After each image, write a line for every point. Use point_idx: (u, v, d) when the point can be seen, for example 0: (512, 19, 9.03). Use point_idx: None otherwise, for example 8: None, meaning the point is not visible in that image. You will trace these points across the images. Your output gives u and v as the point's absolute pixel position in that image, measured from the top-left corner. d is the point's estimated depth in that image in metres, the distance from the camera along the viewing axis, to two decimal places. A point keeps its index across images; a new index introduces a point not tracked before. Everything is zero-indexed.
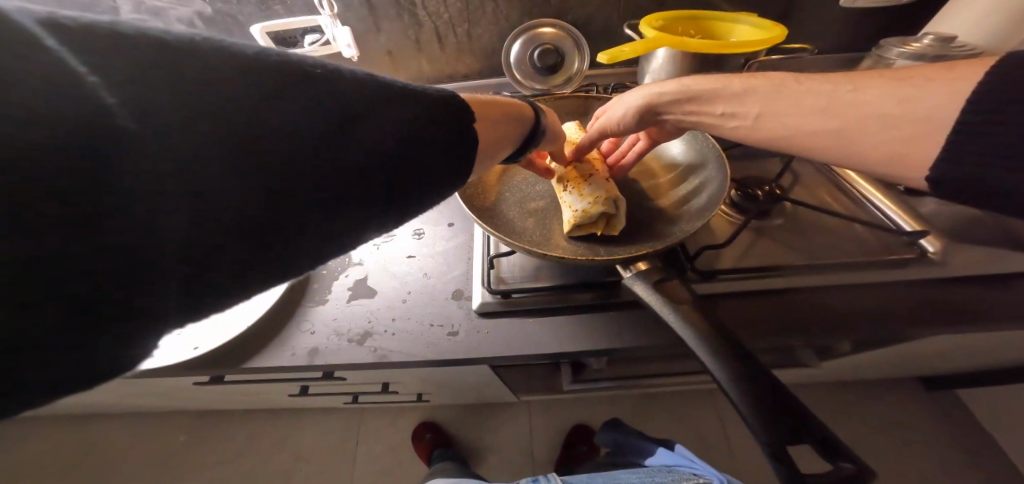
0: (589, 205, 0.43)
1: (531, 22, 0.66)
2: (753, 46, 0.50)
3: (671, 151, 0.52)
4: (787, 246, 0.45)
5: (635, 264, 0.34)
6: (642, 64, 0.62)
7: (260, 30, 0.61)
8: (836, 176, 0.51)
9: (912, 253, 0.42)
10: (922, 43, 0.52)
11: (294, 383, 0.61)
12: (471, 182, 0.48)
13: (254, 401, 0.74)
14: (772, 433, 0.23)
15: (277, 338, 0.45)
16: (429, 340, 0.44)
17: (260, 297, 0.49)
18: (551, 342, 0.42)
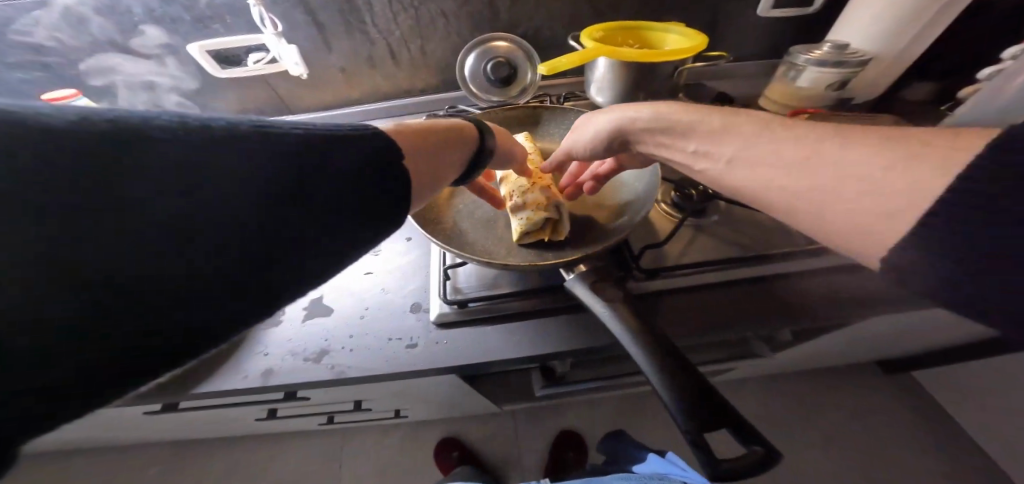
0: (532, 212, 0.44)
1: (482, 36, 0.68)
2: (681, 54, 0.55)
3: None
4: (724, 242, 0.47)
5: (576, 267, 0.36)
6: (587, 74, 0.65)
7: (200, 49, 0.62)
8: None
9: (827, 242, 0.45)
10: (822, 50, 0.60)
11: (257, 406, 0.59)
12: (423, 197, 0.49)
13: (221, 428, 0.72)
14: (693, 418, 0.25)
15: (230, 362, 0.44)
16: (388, 354, 0.44)
17: None
18: (507, 348, 0.43)
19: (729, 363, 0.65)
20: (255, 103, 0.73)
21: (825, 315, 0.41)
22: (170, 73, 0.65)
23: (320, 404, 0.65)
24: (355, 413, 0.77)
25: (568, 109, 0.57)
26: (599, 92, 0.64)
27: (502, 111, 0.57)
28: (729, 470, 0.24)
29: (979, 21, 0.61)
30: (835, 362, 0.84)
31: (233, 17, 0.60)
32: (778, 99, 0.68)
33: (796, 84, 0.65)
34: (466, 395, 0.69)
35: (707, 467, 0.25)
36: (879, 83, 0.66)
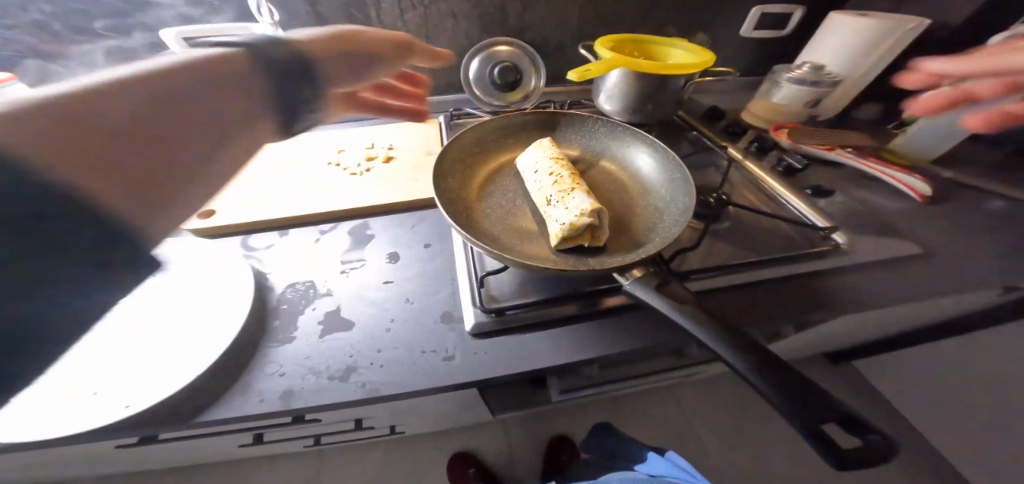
0: (577, 217, 0.42)
1: (488, 39, 0.68)
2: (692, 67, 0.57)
3: (638, 165, 0.52)
4: (740, 246, 0.50)
5: (629, 271, 0.36)
6: (597, 83, 0.67)
7: (174, 35, 0.53)
8: (759, 182, 0.59)
9: (826, 245, 0.48)
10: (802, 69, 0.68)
11: (245, 434, 0.52)
12: (453, 199, 0.45)
13: (192, 457, 0.62)
14: (806, 414, 0.26)
15: (234, 386, 0.36)
16: (426, 367, 0.40)
17: (197, 329, 0.38)
18: (549, 355, 0.42)
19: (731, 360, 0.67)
20: None
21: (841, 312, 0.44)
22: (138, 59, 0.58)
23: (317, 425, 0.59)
24: (345, 434, 0.70)
25: (588, 115, 0.56)
26: (608, 100, 0.66)
27: (522, 115, 0.56)
28: (853, 461, 0.25)
29: (918, 53, 0.71)
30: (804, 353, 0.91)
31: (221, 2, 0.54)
32: (758, 113, 0.74)
33: (774, 100, 0.72)
34: (475, 406, 0.66)
35: (831, 460, 0.25)
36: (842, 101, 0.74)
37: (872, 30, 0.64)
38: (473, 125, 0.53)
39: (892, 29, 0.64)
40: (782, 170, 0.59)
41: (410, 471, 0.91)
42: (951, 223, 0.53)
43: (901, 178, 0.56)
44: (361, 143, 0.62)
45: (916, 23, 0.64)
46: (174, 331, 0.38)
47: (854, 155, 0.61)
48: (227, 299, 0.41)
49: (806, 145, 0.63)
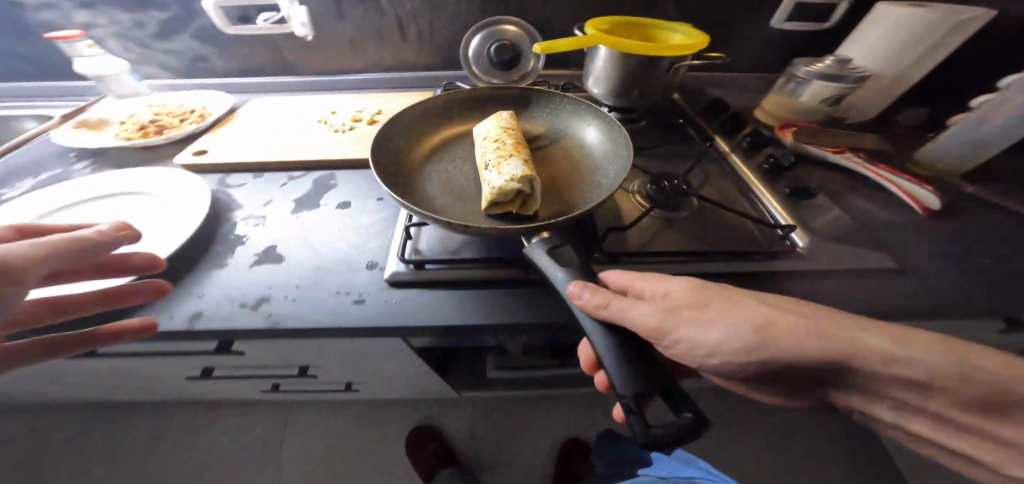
0: (505, 182, 0.43)
1: (489, 19, 0.70)
2: (682, 51, 0.56)
3: (590, 144, 0.52)
4: (690, 236, 0.47)
5: (540, 233, 0.37)
6: (587, 66, 0.66)
7: (213, 5, 0.63)
8: (739, 175, 0.54)
9: (784, 246, 0.44)
10: (825, 63, 0.61)
11: (196, 361, 0.57)
12: (392, 162, 0.48)
13: (151, 388, 0.68)
14: (625, 378, 0.27)
15: (167, 298, 0.43)
16: (334, 306, 0.43)
17: (157, 247, 0.46)
18: (453, 314, 0.43)
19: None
20: (262, 63, 0.76)
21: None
22: (188, 21, 0.68)
23: (262, 366, 0.62)
24: (302, 384, 0.72)
25: (555, 93, 0.56)
26: (595, 84, 0.65)
27: (489, 88, 0.57)
28: (657, 437, 0.25)
29: (973, 52, 0.62)
30: None
31: None
32: (775, 111, 0.68)
33: (789, 96, 0.65)
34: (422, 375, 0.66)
35: (640, 435, 0.26)
36: (873, 103, 0.66)
37: (914, 20, 0.56)
38: (441, 96, 0.56)
39: (942, 19, 0.56)
40: (767, 168, 0.55)
41: (373, 429, 0.95)
42: (961, 238, 0.45)
43: (907, 186, 0.50)
44: (351, 108, 0.69)
45: (972, 14, 0.55)
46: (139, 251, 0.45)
47: (862, 161, 0.54)
48: (184, 228, 0.48)
49: (808, 145, 0.57)
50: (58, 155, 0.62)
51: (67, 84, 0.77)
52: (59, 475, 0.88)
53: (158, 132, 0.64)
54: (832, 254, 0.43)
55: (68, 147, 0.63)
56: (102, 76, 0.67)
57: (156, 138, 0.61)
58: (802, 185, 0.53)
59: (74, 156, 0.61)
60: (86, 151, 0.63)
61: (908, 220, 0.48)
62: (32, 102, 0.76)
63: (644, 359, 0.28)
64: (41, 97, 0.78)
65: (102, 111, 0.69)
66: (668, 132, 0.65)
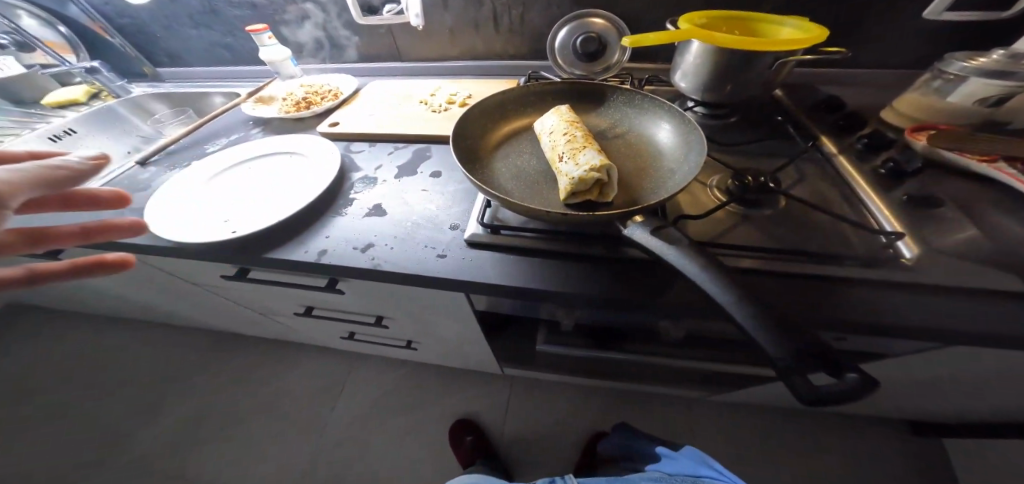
0: (586, 171, 0.40)
1: (578, 12, 0.71)
2: (795, 45, 0.51)
3: (659, 137, 0.49)
4: (771, 233, 0.43)
5: (632, 220, 0.35)
6: (676, 60, 0.64)
7: None
8: (846, 177, 0.48)
9: (886, 255, 0.39)
10: (989, 57, 0.50)
11: (300, 294, 0.68)
12: (462, 152, 0.47)
13: (263, 316, 0.82)
14: (780, 347, 0.24)
15: (296, 236, 0.52)
16: (420, 258, 0.49)
17: (292, 195, 0.57)
18: (517, 277, 0.46)
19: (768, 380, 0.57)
20: (379, 51, 0.87)
21: (869, 324, 0.35)
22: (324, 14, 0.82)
23: (347, 308, 0.70)
24: (374, 333, 0.82)
25: (618, 87, 0.53)
26: (683, 79, 0.63)
27: (542, 86, 0.55)
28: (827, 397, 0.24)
29: None
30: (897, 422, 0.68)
31: None
32: (907, 112, 0.58)
33: (931, 96, 0.55)
34: (475, 340, 0.70)
35: (805, 395, 0.24)
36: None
37: None
38: (498, 92, 0.54)
39: None
40: (884, 172, 0.48)
41: (428, 389, 1.03)
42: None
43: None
44: (447, 92, 0.76)
45: None
46: (280, 197, 0.57)
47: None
48: (314, 182, 0.58)
49: (944, 151, 0.48)
50: (242, 123, 0.80)
51: (241, 69, 0.98)
52: (193, 378, 1.11)
53: (307, 107, 0.79)
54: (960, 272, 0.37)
55: (249, 117, 0.81)
56: (275, 62, 0.84)
57: (304, 112, 0.77)
58: (932, 195, 0.45)
59: (252, 123, 0.79)
60: (259, 119, 0.80)
61: None
62: (217, 83, 0.98)
63: (791, 324, 0.25)
64: (224, 79, 1.00)
65: (273, 89, 0.86)
66: (763, 130, 0.60)
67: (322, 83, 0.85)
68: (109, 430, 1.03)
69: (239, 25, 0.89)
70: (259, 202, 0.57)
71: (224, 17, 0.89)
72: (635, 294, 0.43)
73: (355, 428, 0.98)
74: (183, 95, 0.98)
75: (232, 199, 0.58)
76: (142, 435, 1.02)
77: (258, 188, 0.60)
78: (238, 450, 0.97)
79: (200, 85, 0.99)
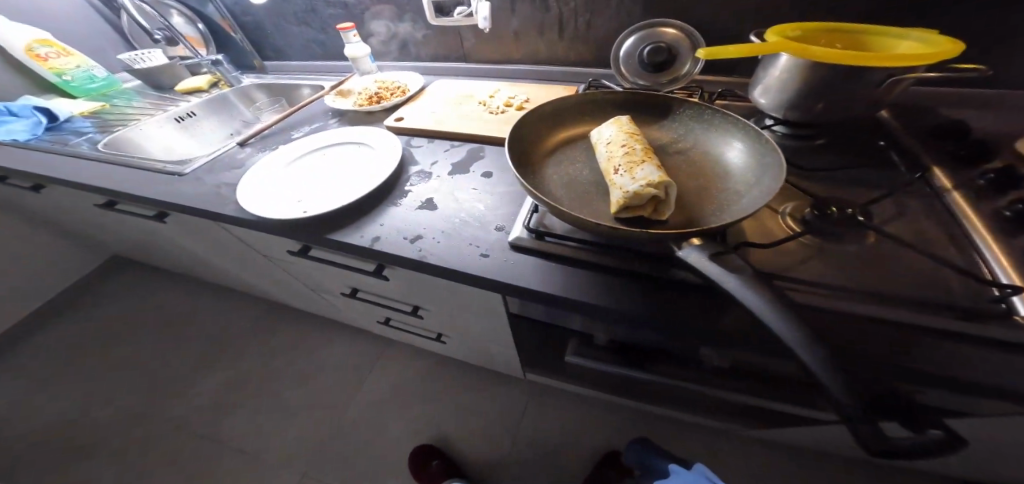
0: (642, 186, 0.37)
1: (649, 20, 0.68)
2: (913, 61, 0.45)
3: (730, 156, 0.45)
4: (851, 270, 0.38)
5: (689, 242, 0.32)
6: (759, 73, 0.60)
7: None
8: (956, 218, 0.41)
9: (1005, 313, 0.32)
10: None
11: (348, 275, 0.72)
12: (517, 155, 0.47)
13: (315, 293, 0.89)
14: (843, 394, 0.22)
15: (354, 221, 0.56)
16: (463, 254, 0.50)
17: (356, 182, 0.61)
18: (553, 285, 0.45)
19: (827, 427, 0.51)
20: (447, 51, 0.90)
21: (966, 383, 0.31)
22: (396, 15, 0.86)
23: (388, 294, 0.74)
24: (408, 322, 0.85)
25: (690, 99, 0.50)
26: (764, 95, 0.58)
27: (606, 96, 0.53)
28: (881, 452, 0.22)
29: None
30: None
31: None
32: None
33: None
34: (504, 343, 0.70)
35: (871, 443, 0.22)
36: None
37: None
38: (560, 99, 0.53)
39: None
40: (1008, 215, 0.40)
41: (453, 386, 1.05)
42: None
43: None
44: (505, 94, 0.77)
45: None
46: (346, 184, 0.61)
47: None
48: (376, 172, 0.62)
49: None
50: (323, 113, 0.87)
51: (325, 63, 1.07)
52: (248, 343, 1.23)
53: (377, 102, 0.84)
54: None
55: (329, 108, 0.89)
56: (356, 57, 0.90)
57: (375, 106, 0.82)
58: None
59: (330, 114, 0.86)
60: (338, 111, 0.87)
61: None
62: (300, 76, 1.08)
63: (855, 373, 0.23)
64: (308, 73, 1.09)
65: (350, 83, 0.93)
66: (850, 155, 0.54)
67: (392, 79, 0.91)
68: (177, 375, 1.17)
69: (328, 22, 0.98)
70: (329, 190, 0.61)
71: (315, 14, 0.97)
72: (682, 318, 0.41)
73: (380, 410, 1.03)
74: (272, 85, 1.08)
75: (307, 184, 0.63)
76: (202, 384, 1.14)
77: (329, 174, 0.64)
78: (275, 413, 1.05)
79: (287, 76, 1.09)
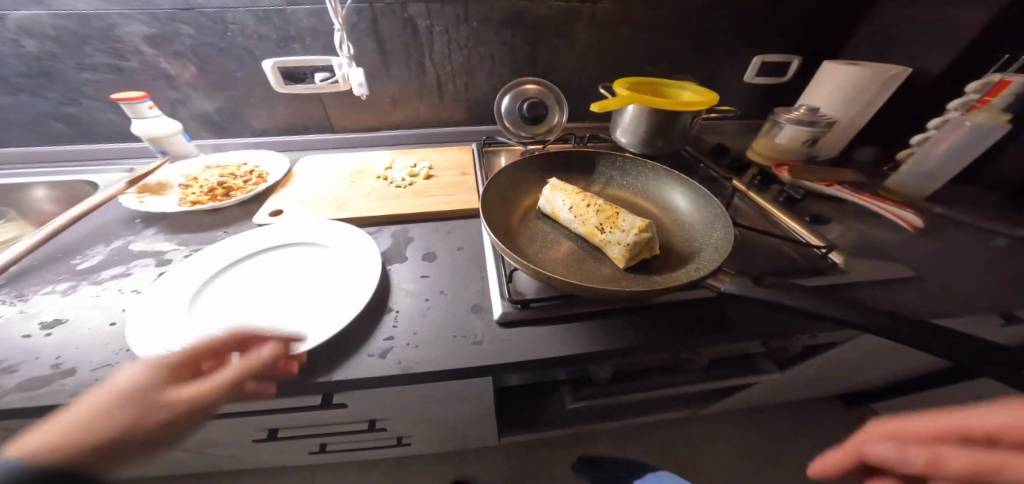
0: (637, 235, 0.46)
1: (518, 79, 0.77)
2: (695, 106, 0.65)
3: (653, 188, 0.59)
4: (747, 259, 0.56)
5: (719, 279, 0.41)
6: (615, 118, 0.76)
7: (272, 65, 0.62)
8: (765, 208, 0.67)
9: (827, 263, 0.56)
10: (800, 111, 0.74)
11: (276, 419, 0.57)
12: (499, 237, 0.48)
13: (215, 450, 0.67)
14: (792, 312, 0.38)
15: (320, 364, 0.47)
16: (454, 350, 0.47)
17: (325, 287, 0.53)
18: (561, 347, 0.47)
19: (758, 381, 0.69)
20: (305, 118, 0.75)
21: None
22: (222, 83, 0.67)
23: (334, 421, 0.61)
24: (351, 439, 0.71)
25: (599, 151, 0.62)
26: (624, 134, 0.75)
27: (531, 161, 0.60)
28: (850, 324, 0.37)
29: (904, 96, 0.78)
30: (808, 391, 0.90)
31: (314, 39, 0.62)
32: (762, 151, 0.81)
33: (775, 139, 0.78)
34: (486, 417, 0.67)
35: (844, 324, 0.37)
36: (837, 142, 0.81)
37: (856, 77, 0.71)
38: (497, 176, 0.56)
39: (874, 79, 0.70)
40: (782, 200, 0.69)
41: None
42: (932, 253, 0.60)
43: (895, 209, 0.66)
44: (404, 164, 0.74)
45: (896, 71, 0.69)
46: (314, 295, 0.52)
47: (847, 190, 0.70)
48: (340, 269, 0.55)
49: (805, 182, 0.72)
50: (126, 222, 0.61)
51: (90, 147, 0.72)
52: None
53: (225, 195, 0.65)
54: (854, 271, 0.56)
55: (135, 212, 0.63)
56: (156, 137, 0.64)
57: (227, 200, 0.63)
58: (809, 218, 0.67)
59: (142, 224, 0.61)
60: (152, 215, 0.63)
61: (885, 240, 0.61)
62: (44, 168, 0.71)
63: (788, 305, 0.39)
64: (54, 163, 0.73)
65: (158, 172, 0.67)
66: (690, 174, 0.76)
67: (236, 162, 0.71)
68: None
69: (86, 90, 0.66)
70: (282, 320, 0.49)
71: (60, 81, 0.65)
72: (669, 335, 0.50)
73: None
74: None
75: (240, 322, 0.48)
76: None
77: (274, 292, 0.52)
78: None
79: (16, 172, 0.70)
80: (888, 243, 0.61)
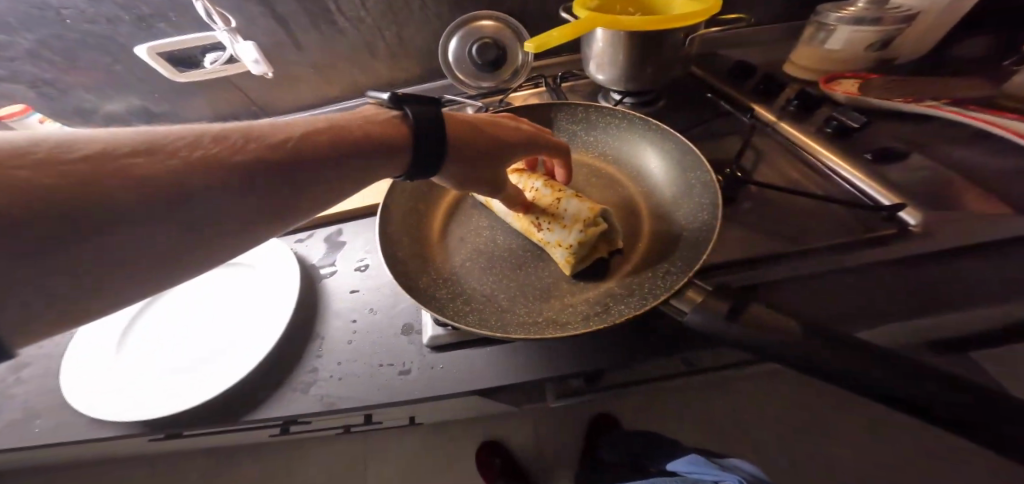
0: (583, 232, 0.36)
1: (467, 15, 0.60)
2: (688, 20, 0.46)
3: (621, 149, 0.45)
4: (762, 231, 0.43)
5: (688, 296, 0.28)
6: (585, 50, 0.58)
7: (147, 52, 0.52)
8: (799, 150, 0.51)
9: (893, 228, 0.41)
10: (857, 6, 0.52)
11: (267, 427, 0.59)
12: (408, 250, 0.38)
13: (242, 438, 0.74)
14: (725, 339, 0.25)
15: (236, 407, 0.41)
16: (381, 383, 0.41)
17: (267, 303, 0.47)
18: (501, 376, 0.39)
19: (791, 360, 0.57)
20: (225, 108, 0.65)
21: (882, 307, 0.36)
22: (117, 87, 0.58)
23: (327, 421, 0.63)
24: (365, 425, 0.76)
25: (549, 102, 0.47)
26: (599, 70, 0.57)
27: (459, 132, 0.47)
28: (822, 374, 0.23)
29: None
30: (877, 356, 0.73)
31: (178, 14, 0.51)
32: (803, 65, 0.60)
33: (825, 47, 0.57)
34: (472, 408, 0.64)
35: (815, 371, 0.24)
36: (926, 38, 0.57)
37: None
38: None
39: None
40: (830, 131, 0.52)
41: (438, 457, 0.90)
42: None
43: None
44: None
45: None
46: (261, 314, 0.46)
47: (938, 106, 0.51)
48: (279, 279, 0.49)
49: (872, 98, 0.53)
50: None
51: None
52: None
53: None
54: (908, 235, 0.40)
55: None
56: None
57: None
58: (857, 155, 0.49)
59: None
60: None
61: (970, 189, 0.44)
62: None
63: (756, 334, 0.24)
64: None
65: None
66: (697, 110, 0.58)
67: None
68: None
69: None
70: (219, 349, 0.44)
71: None
72: (649, 349, 0.38)
73: None
74: None
75: (186, 358, 0.44)
76: None
77: (222, 320, 0.47)
78: None
79: None
80: (979, 190, 0.43)
